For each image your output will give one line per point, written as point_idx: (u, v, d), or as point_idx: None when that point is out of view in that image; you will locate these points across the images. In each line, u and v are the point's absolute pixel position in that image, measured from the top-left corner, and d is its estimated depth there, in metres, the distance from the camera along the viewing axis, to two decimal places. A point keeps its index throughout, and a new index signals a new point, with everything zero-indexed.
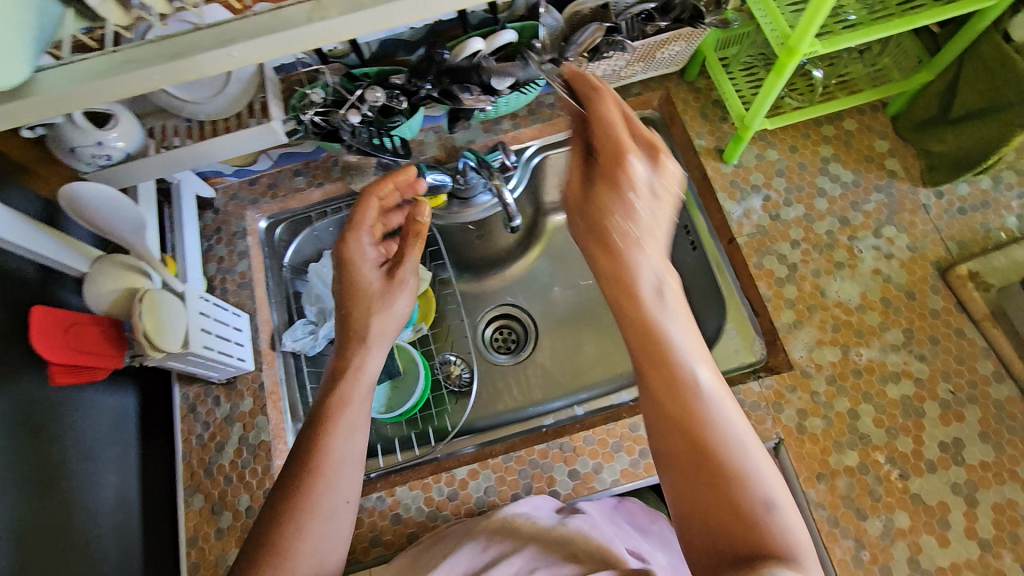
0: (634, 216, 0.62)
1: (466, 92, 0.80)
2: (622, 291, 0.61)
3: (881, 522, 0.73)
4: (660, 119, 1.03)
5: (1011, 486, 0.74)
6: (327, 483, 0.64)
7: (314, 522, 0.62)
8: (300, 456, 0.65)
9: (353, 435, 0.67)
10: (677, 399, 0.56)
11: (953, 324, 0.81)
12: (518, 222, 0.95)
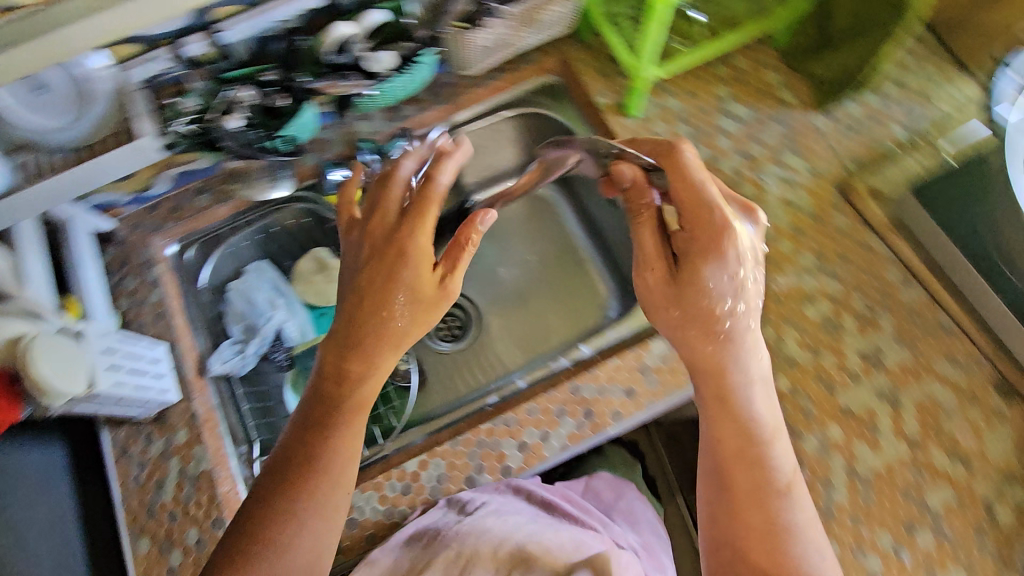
0: (743, 296, 0.65)
1: (343, 79, 0.79)
2: (728, 376, 0.64)
3: (816, 439, 0.76)
4: (559, 83, 1.03)
5: (929, 382, 0.78)
6: (332, 483, 0.64)
7: (316, 519, 0.63)
8: (303, 456, 0.65)
9: (357, 436, 0.66)
10: (754, 475, 0.62)
11: (858, 239, 0.85)
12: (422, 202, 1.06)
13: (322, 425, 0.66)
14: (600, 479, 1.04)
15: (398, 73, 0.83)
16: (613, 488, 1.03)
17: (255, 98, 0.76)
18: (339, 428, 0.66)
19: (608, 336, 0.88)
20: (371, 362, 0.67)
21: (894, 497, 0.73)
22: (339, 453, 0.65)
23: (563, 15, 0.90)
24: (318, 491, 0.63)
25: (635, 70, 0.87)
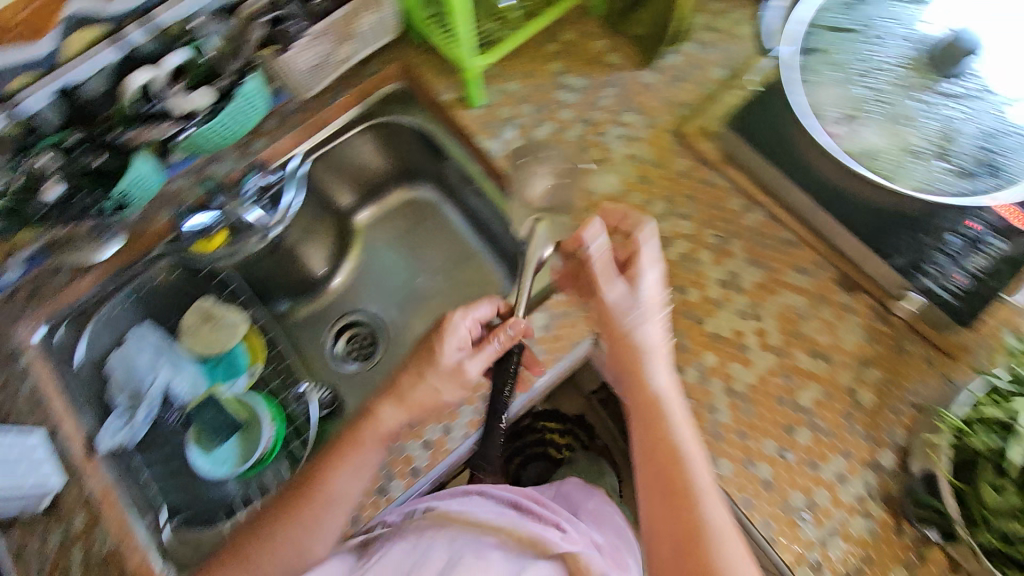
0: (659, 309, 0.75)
1: (155, 127, 0.80)
2: (647, 388, 0.71)
3: (695, 369, 0.82)
4: (406, 89, 1.03)
5: (783, 293, 0.84)
6: (316, 515, 0.72)
7: (290, 549, 0.71)
8: (304, 490, 0.74)
9: (355, 475, 0.73)
10: (677, 476, 0.66)
11: (701, 178, 0.91)
12: (275, 231, 0.97)
13: (324, 462, 0.74)
14: (569, 484, 0.99)
15: (217, 111, 0.84)
16: (582, 491, 0.97)
17: (58, 162, 0.77)
18: (336, 475, 0.73)
19: None
20: (380, 416, 0.75)
21: (771, 406, 0.79)
22: (330, 508, 0.72)
23: (385, 22, 0.92)
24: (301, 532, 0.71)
25: (458, 62, 0.90)
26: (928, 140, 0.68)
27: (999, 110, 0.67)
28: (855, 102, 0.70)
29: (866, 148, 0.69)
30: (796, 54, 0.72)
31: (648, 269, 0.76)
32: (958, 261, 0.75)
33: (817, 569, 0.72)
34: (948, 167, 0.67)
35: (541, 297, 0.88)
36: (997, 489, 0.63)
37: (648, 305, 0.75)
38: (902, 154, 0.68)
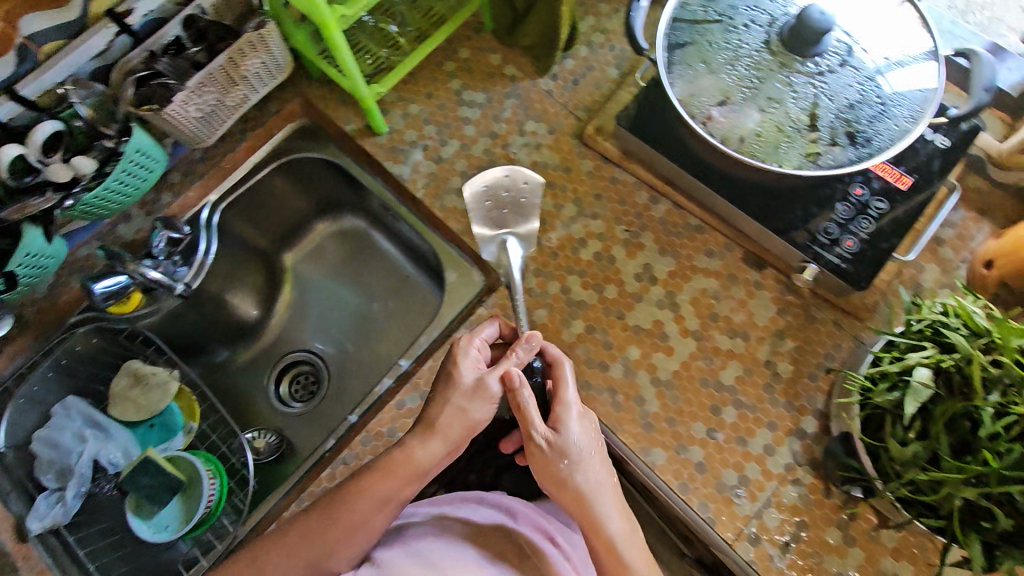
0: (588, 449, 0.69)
1: (35, 198, 0.74)
2: (604, 541, 0.66)
3: (620, 364, 0.84)
4: (314, 124, 1.03)
5: (696, 278, 0.87)
6: (338, 533, 0.66)
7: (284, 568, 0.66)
8: (329, 498, 0.69)
9: (382, 508, 0.67)
10: None
11: (606, 176, 0.93)
12: (182, 287, 0.93)
13: (356, 478, 0.69)
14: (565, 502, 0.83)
15: (106, 176, 0.80)
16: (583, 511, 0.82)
17: None
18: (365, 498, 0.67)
19: (422, 343, 0.89)
20: (416, 454, 0.68)
21: (697, 390, 0.82)
22: (354, 537, 0.67)
23: (275, 61, 0.89)
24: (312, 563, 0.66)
25: (352, 94, 0.89)
26: (795, 115, 0.71)
27: (856, 77, 0.70)
28: (726, 88, 0.73)
29: (741, 131, 0.72)
30: (664, 49, 0.73)
31: (573, 407, 0.70)
32: (848, 227, 0.78)
33: (755, 541, 0.75)
34: (814, 138, 0.70)
35: (465, 314, 0.89)
36: (903, 443, 0.66)
37: (578, 453, 0.68)
38: (773, 133, 0.71)
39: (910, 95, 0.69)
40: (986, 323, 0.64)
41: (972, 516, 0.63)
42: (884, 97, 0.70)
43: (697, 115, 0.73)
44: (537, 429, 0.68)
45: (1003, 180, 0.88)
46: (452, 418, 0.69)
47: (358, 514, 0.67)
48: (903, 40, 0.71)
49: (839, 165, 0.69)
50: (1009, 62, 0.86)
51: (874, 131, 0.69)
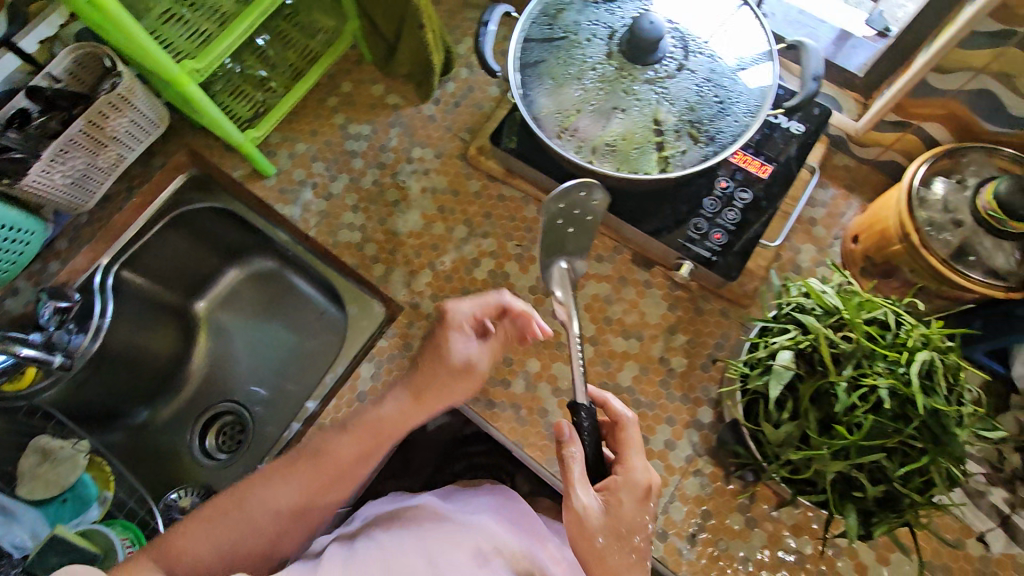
0: (638, 523, 0.64)
1: None
2: None
3: (521, 379, 0.85)
4: (203, 174, 1.02)
5: (589, 285, 0.89)
6: (317, 474, 0.72)
7: (263, 508, 0.70)
8: (316, 451, 0.73)
9: (364, 460, 0.73)
10: None
11: (494, 195, 0.95)
12: (59, 359, 0.89)
13: (341, 426, 0.74)
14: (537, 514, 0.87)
15: None
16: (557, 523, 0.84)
17: None
18: (343, 454, 0.72)
19: (327, 382, 0.89)
20: (394, 409, 0.74)
21: (596, 394, 0.84)
22: (339, 483, 0.72)
23: (146, 117, 0.88)
24: (293, 510, 0.71)
25: (226, 141, 0.89)
26: (644, 122, 0.74)
27: (697, 82, 0.74)
28: (578, 100, 0.75)
29: (594, 142, 0.75)
30: (515, 70, 0.75)
31: (636, 475, 0.66)
32: (716, 220, 0.82)
33: (663, 537, 0.77)
34: (662, 143, 0.74)
35: (368, 347, 0.89)
36: (778, 425, 0.68)
37: (631, 539, 0.63)
38: (624, 141, 0.74)
39: (746, 95, 0.73)
40: (836, 302, 0.67)
41: (846, 487, 0.67)
42: (723, 99, 0.74)
43: (551, 130, 0.75)
44: (581, 497, 0.63)
45: (863, 156, 0.92)
46: (441, 374, 0.73)
47: (334, 464, 0.72)
48: (737, 45, 0.75)
49: (686, 167, 0.73)
50: (855, 44, 0.91)
51: (717, 131, 0.73)
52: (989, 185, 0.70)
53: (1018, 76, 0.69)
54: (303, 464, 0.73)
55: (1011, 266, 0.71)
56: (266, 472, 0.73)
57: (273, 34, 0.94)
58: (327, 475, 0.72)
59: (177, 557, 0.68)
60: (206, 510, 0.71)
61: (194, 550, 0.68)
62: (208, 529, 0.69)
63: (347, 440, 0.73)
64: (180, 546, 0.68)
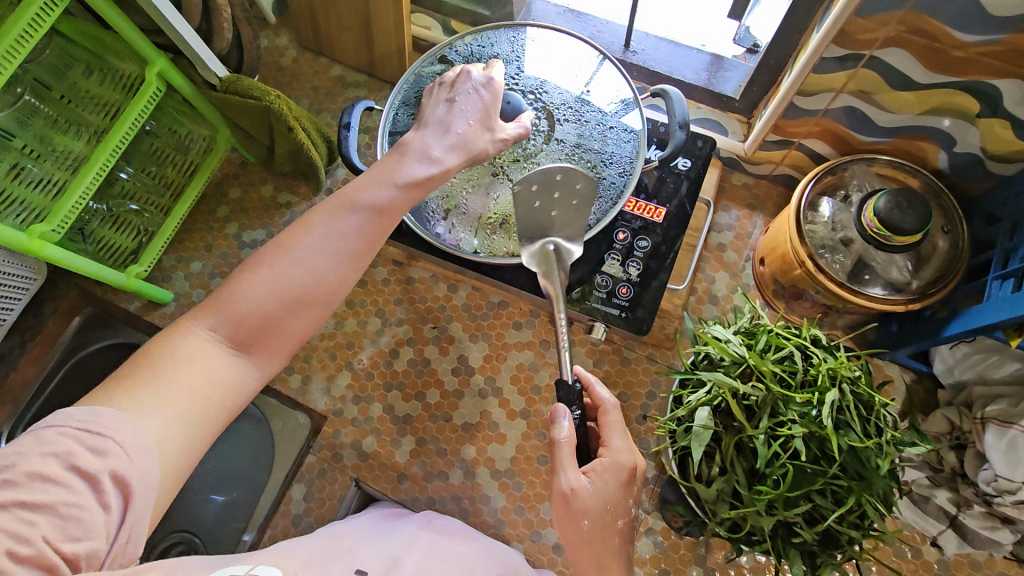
0: (620, 506, 0.58)
1: None
2: None
3: (459, 469, 0.83)
4: (98, 310, 0.96)
5: (512, 355, 0.87)
6: (353, 216, 0.59)
7: (293, 260, 0.57)
8: (349, 196, 0.60)
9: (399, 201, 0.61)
10: None
11: (401, 279, 0.91)
12: None
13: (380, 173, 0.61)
14: None
15: None
16: None
17: None
18: (389, 198, 0.60)
19: (262, 508, 0.84)
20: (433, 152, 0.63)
21: (536, 469, 0.82)
22: (383, 228, 0.60)
23: (19, 273, 0.82)
24: (338, 261, 0.58)
25: (107, 284, 0.85)
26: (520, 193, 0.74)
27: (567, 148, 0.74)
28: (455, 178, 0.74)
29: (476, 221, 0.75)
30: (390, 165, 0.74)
31: (618, 453, 0.60)
32: (620, 275, 0.80)
33: None
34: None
35: (297, 464, 0.85)
36: (710, 481, 0.66)
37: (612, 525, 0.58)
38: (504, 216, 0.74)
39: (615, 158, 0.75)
40: (741, 351, 0.66)
41: (787, 532, 0.65)
42: (594, 163, 0.74)
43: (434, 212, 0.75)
44: (566, 479, 0.58)
45: (758, 173, 0.92)
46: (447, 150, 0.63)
47: (379, 204, 0.60)
48: (601, 110, 0.76)
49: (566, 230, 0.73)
50: (730, 65, 0.92)
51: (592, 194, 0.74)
52: (869, 202, 0.69)
53: (876, 93, 0.68)
54: (342, 214, 0.58)
55: (907, 277, 0.72)
56: (299, 224, 0.59)
57: (137, 164, 0.87)
58: (374, 220, 0.59)
59: (228, 317, 0.55)
60: (257, 258, 0.57)
61: (252, 304, 0.55)
62: (261, 276, 0.56)
63: (396, 192, 0.60)
64: (234, 304, 0.55)
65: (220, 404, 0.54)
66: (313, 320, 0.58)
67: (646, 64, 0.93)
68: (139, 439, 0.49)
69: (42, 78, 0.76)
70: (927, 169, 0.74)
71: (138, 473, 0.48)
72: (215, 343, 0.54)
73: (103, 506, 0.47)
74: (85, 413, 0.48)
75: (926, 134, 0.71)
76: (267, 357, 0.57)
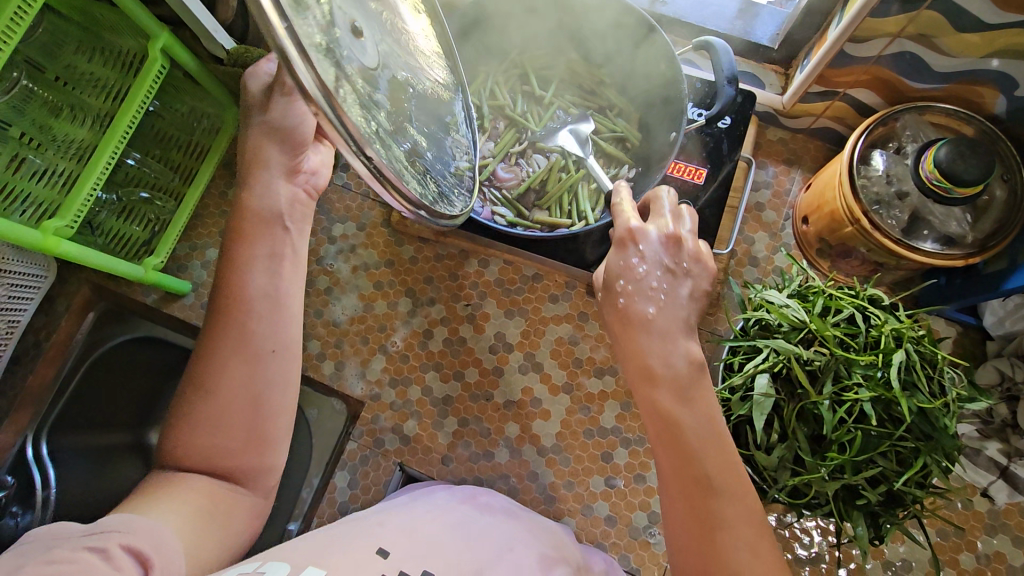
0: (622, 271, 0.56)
1: None
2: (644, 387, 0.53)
3: (504, 447, 0.82)
4: (113, 304, 0.91)
5: (550, 329, 0.85)
6: (234, 311, 0.53)
7: (205, 381, 0.52)
8: (219, 294, 0.54)
9: (277, 270, 0.55)
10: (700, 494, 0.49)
11: (431, 257, 0.88)
12: None
13: (231, 254, 0.55)
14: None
15: None
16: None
17: None
18: (252, 277, 0.54)
19: (304, 498, 0.82)
20: (275, 199, 0.55)
21: (583, 443, 0.81)
22: (269, 305, 0.54)
23: (32, 271, 0.79)
24: (246, 357, 0.53)
25: (125, 279, 0.81)
26: (373, 66, 0.46)
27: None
28: (459, 179, 0.56)
29: (369, 124, 0.43)
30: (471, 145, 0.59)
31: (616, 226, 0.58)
32: None
33: None
34: (310, 19, 0.39)
35: (338, 451, 0.84)
36: (769, 449, 0.64)
37: (613, 287, 0.55)
38: (343, 77, 0.41)
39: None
40: (801, 316, 0.63)
41: (850, 495, 0.63)
42: None
43: (426, 188, 0.49)
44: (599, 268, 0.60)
45: (796, 127, 0.89)
46: (264, 196, 0.55)
47: (260, 288, 0.54)
48: None
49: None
50: (767, 15, 0.87)
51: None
52: (928, 153, 0.66)
53: (937, 36, 0.64)
54: (229, 319, 0.53)
55: (965, 230, 0.69)
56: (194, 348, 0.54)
57: (142, 148, 0.83)
58: (261, 306, 0.54)
59: (184, 463, 0.51)
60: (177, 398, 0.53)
61: (194, 440, 0.51)
62: (185, 412, 0.52)
63: (252, 271, 0.54)
64: (181, 449, 0.51)
65: (222, 534, 0.50)
66: (273, 420, 0.54)
67: (678, 15, 0.89)
68: (146, 521, 0.45)
69: (34, 58, 0.70)
70: (981, 116, 0.71)
71: (152, 541, 0.44)
72: (186, 485, 0.50)
73: (115, 570, 0.41)
74: (82, 528, 0.44)
75: (984, 78, 0.67)
76: (258, 473, 0.54)
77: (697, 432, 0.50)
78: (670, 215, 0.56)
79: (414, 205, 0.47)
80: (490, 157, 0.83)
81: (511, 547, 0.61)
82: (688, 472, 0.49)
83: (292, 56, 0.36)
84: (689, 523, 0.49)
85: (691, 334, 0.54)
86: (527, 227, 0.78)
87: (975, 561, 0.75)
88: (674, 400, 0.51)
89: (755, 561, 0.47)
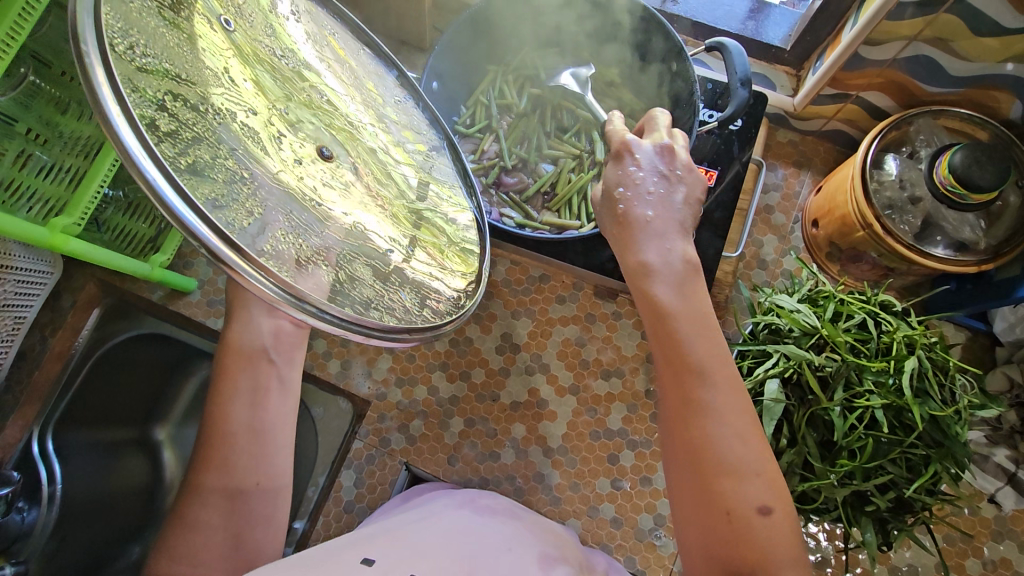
0: (625, 180, 0.55)
1: None
2: (642, 274, 0.52)
3: (510, 447, 0.82)
4: (119, 301, 0.90)
5: (558, 330, 0.85)
6: (220, 441, 0.55)
7: (193, 510, 0.54)
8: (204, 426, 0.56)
9: (257, 403, 0.56)
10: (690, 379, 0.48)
11: None
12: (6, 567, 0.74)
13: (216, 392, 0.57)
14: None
15: None
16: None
17: None
18: (234, 409, 0.56)
19: (310, 496, 0.82)
20: (258, 331, 0.57)
21: (590, 444, 0.81)
22: (251, 436, 0.55)
23: (37, 267, 0.78)
24: (229, 489, 0.55)
25: (131, 276, 0.81)
26: (353, 183, 0.42)
27: (331, 102, 0.44)
28: (450, 280, 0.46)
29: (313, 254, 0.38)
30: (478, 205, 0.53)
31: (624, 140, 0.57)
32: None
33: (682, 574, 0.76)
34: (236, 155, 0.36)
35: (343, 451, 0.84)
36: (777, 453, 0.63)
37: (611, 196, 0.56)
38: (279, 202, 0.37)
39: (244, 16, 0.41)
40: (812, 321, 0.63)
41: (859, 500, 0.63)
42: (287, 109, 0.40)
43: (394, 307, 0.40)
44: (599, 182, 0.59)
45: (806, 129, 0.88)
46: (248, 333, 0.56)
47: (241, 420, 0.56)
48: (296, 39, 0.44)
49: (140, 129, 0.31)
50: (777, 19, 0.87)
51: (185, 49, 0.36)
52: (943, 158, 0.65)
53: (955, 40, 0.63)
54: (215, 452, 0.55)
55: (978, 235, 0.69)
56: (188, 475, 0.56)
57: None
58: (242, 440, 0.55)
59: None
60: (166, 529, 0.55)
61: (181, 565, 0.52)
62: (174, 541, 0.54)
63: (234, 405, 0.56)
64: None
65: None
66: (257, 545, 0.55)
67: (688, 14, 0.89)
68: None
69: (42, 55, 0.67)
70: (997, 121, 0.70)
71: None
72: None
73: None
74: None
75: (1000, 83, 0.66)
76: None
77: (688, 323, 0.50)
78: (665, 130, 0.57)
79: (377, 331, 0.38)
80: (497, 158, 0.83)
81: (519, 545, 0.62)
82: (678, 363, 0.49)
83: (177, 199, 0.31)
84: (675, 411, 0.48)
85: (687, 236, 0.54)
86: (536, 229, 0.78)
87: (980, 567, 0.76)
88: (670, 293, 0.51)
89: (744, 449, 0.46)
